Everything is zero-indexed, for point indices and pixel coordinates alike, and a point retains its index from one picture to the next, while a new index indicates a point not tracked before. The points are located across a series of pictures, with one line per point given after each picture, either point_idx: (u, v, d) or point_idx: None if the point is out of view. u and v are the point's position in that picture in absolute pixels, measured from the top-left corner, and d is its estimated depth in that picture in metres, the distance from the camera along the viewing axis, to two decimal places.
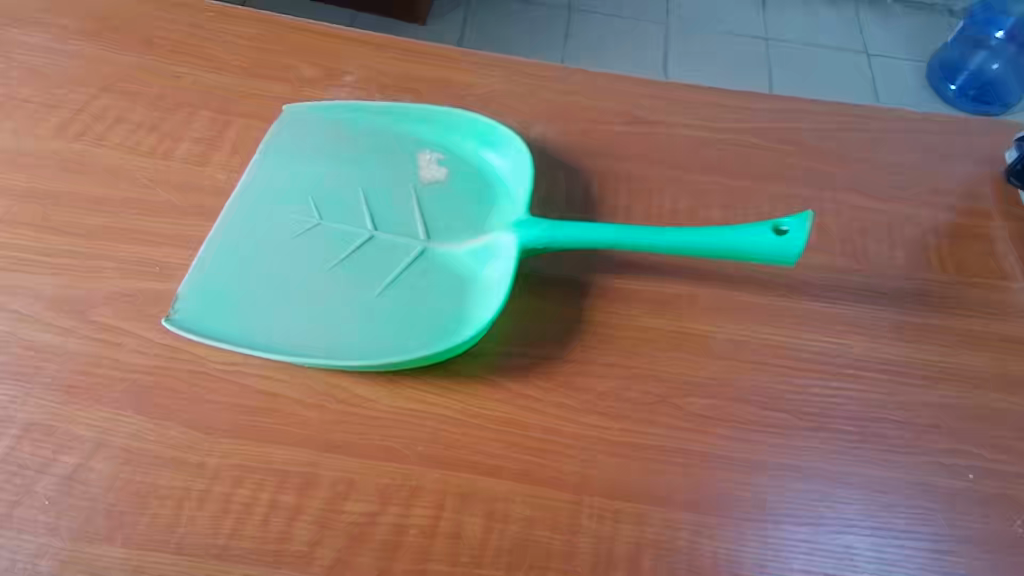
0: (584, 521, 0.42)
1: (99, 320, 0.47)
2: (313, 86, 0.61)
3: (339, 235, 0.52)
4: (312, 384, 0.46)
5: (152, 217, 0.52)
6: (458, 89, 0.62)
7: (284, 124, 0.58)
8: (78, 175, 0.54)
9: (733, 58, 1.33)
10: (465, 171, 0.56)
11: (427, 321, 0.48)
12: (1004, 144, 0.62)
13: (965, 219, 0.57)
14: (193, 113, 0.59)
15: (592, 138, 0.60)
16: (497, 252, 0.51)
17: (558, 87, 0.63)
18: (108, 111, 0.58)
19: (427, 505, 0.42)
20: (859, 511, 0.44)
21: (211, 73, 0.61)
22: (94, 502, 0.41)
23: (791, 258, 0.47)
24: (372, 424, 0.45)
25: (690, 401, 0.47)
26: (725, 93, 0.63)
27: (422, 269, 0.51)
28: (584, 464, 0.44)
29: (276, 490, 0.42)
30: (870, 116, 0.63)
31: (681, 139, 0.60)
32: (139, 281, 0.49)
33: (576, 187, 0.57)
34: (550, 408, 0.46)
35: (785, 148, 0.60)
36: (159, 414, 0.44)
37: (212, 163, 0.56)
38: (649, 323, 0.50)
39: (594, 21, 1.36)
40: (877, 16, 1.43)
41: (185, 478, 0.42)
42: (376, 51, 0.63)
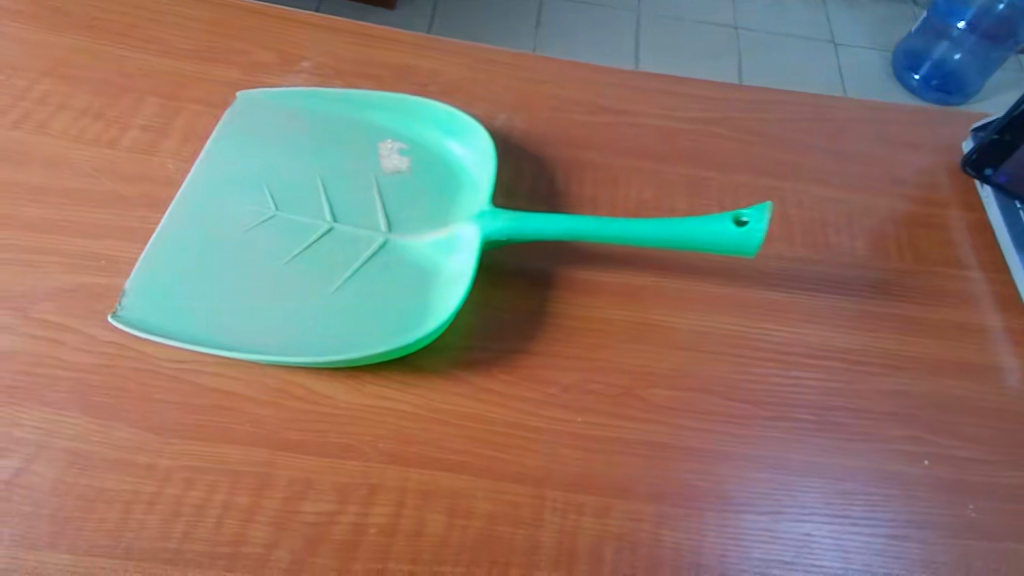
0: (546, 515, 0.42)
1: (41, 317, 0.46)
2: (268, 72, 0.59)
3: (297, 227, 0.51)
4: (268, 381, 0.45)
5: (98, 209, 0.50)
6: (419, 76, 0.61)
7: (238, 112, 0.56)
8: (18, 165, 0.52)
9: (704, 47, 1.33)
10: (428, 161, 0.55)
11: (389, 315, 0.47)
12: (961, 133, 0.63)
13: (924, 209, 0.58)
14: (141, 100, 0.57)
15: (556, 127, 0.59)
16: (460, 244, 0.50)
17: (521, 74, 0.62)
18: (50, 97, 0.56)
19: (387, 504, 0.41)
20: (817, 498, 0.44)
21: (161, 58, 0.59)
22: (37, 507, 0.40)
23: (751, 248, 0.47)
24: (330, 422, 0.44)
25: (653, 393, 0.47)
26: (688, 82, 0.63)
27: (383, 261, 0.50)
28: (547, 457, 0.44)
29: (229, 491, 0.41)
30: (832, 105, 0.63)
31: (644, 127, 0.60)
32: (82, 276, 0.47)
33: (540, 177, 0.56)
34: (512, 402, 0.45)
35: (747, 137, 0.60)
36: (105, 415, 0.43)
37: (162, 153, 0.54)
38: (612, 315, 0.50)
39: (565, 9, 1.34)
40: (843, 5, 1.44)
41: (133, 481, 0.41)
42: (333, 36, 0.62)
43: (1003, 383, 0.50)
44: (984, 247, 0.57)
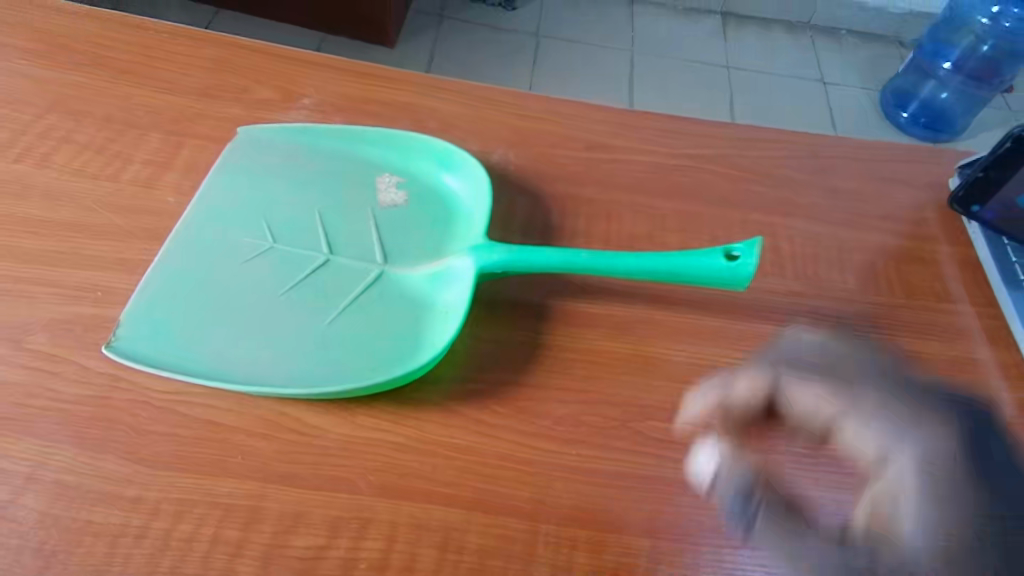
0: (540, 551, 0.41)
1: (34, 348, 0.46)
2: (269, 109, 0.60)
3: (294, 260, 0.51)
4: (261, 413, 0.45)
5: (96, 241, 0.51)
6: (416, 113, 0.62)
7: (239, 147, 0.57)
8: (19, 197, 0.53)
9: (696, 86, 1.36)
10: (425, 195, 0.56)
11: (385, 347, 0.48)
12: (948, 170, 0.64)
13: (913, 243, 0.59)
14: (143, 134, 0.58)
15: (551, 163, 0.60)
16: (453, 277, 0.51)
17: (515, 111, 0.63)
18: (54, 132, 0.57)
19: (378, 537, 0.41)
20: (812, 534, 0.44)
21: (165, 95, 0.60)
22: (24, 540, 0.39)
23: (742, 282, 0.47)
24: (322, 455, 0.43)
25: (647, 425, 0.47)
26: (679, 120, 0.65)
27: (379, 293, 0.50)
28: (540, 490, 0.43)
29: (219, 525, 0.40)
30: (822, 143, 0.65)
31: (636, 164, 0.61)
32: (79, 306, 0.48)
33: (534, 211, 0.57)
34: (505, 433, 0.45)
35: (738, 173, 0.61)
36: (94, 447, 0.42)
37: (162, 186, 0.55)
38: (605, 347, 0.50)
39: (561, 48, 1.38)
40: (832, 46, 1.49)
41: (121, 514, 0.40)
42: (334, 74, 0.63)
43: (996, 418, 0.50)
44: (974, 282, 0.57)
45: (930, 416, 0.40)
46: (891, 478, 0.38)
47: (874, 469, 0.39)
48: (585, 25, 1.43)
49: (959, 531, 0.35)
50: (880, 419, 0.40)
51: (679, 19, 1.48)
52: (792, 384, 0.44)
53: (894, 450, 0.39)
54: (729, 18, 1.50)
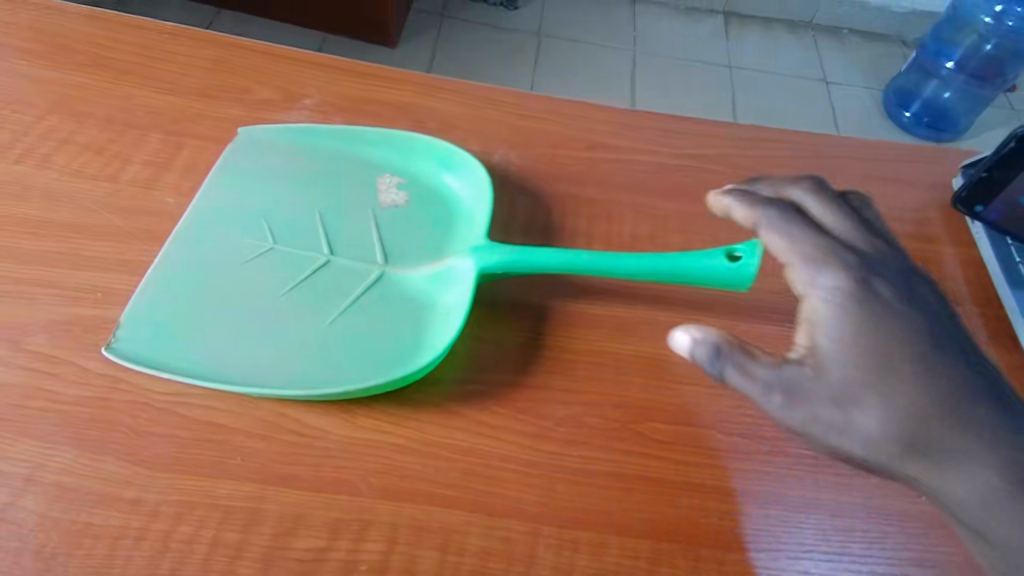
0: (541, 553, 0.41)
1: (34, 349, 0.45)
2: (269, 109, 0.60)
3: (295, 260, 0.51)
4: (261, 414, 0.45)
5: (96, 242, 0.51)
6: (417, 112, 0.62)
7: (239, 147, 0.57)
8: (19, 198, 0.53)
9: (698, 85, 1.36)
10: (426, 195, 0.56)
11: (386, 348, 0.47)
12: (951, 170, 0.64)
13: (916, 244, 0.59)
14: (143, 135, 0.58)
15: (552, 163, 0.60)
16: (454, 278, 0.51)
17: (516, 111, 0.63)
18: (54, 133, 0.57)
19: (378, 539, 0.41)
20: (814, 535, 0.44)
21: (165, 95, 0.60)
22: (23, 542, 0.39)
23: (744, 283, 0.47)
24: (322, 456, 0.43)
25: (649, 426, 0.46)
26: (681, 120, 0.64)
27: (380, 294, 0.50)
28: (541, 492, 0.43)
29: (219, 527, 0.40)
30: (824, 143, 0.64)
31: (638, 164, 0.61)
32: (79, 308, 0.47)
33: (535, 211, 0.57)
34: (506, 435, 0.45)
35: (741, 173, 0.61)
36: (94, 449, 0.42)
37: (162, 187, 0.55)
38: (607, 348, 0.50)
39: (562, 47, 1.38)
40: (834, 45, 1.48)
41: (120, 516, 0.40)
42: (334, 74, 0.63)
43: None
44: (977, 282, 0.57)
45: (838, 246, 0.44)
46: (807, 297, 0.42)
47: (799, 291, 0.43)
48: (587, 25, 1.43)
49: (864, 370, 0.40)
50: (795, 235, 0.44)
51: (681, 19, 1.48)
52: (765, 220, 0.45)
53: (816, 281, 0.43)
54: (731, 18, 1.50)
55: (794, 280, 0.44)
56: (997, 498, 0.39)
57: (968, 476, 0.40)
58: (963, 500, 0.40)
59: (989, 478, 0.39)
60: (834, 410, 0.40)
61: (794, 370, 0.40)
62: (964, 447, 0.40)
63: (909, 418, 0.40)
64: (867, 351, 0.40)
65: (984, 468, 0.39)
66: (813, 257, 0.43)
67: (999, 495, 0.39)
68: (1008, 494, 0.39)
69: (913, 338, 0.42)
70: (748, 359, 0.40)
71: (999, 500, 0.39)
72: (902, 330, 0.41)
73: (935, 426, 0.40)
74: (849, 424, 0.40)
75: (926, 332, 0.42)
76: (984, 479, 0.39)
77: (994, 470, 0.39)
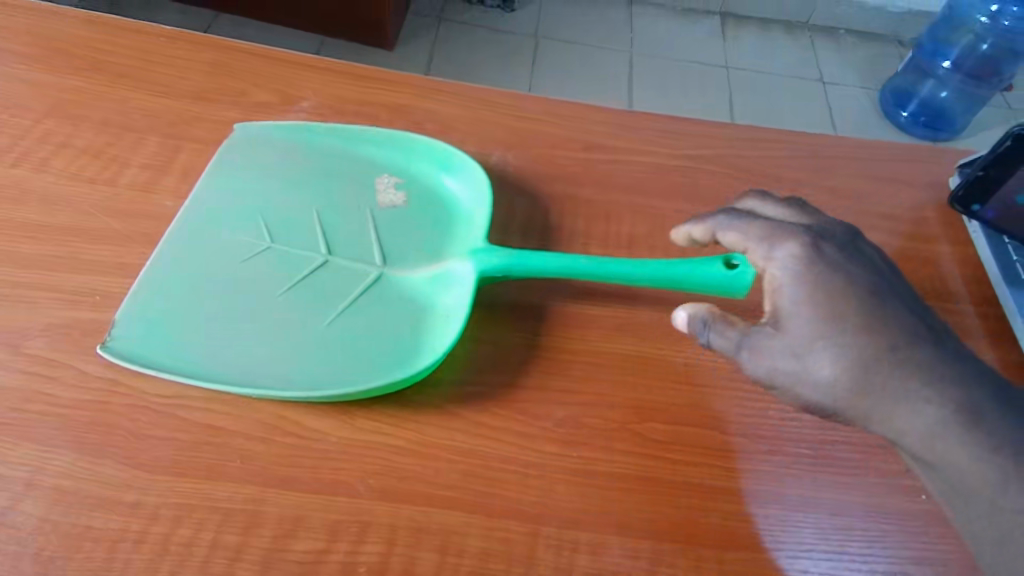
0: (541, 554, 0.41)
1: (32, 353, 0.45)
2: (267, 112, 0.60)
3: (293, 261, 0.51)
4: (260, 416, 0.45)
5: (95, 245, 0.51)
6: (415, 114, 0.62)
7: (237, 147, 0.57)
8: (17, 202, 0.53)
9: (695, 86, 1.36)
10: (424, 197, 0.56)
11: (384, 349, 0.47)
12: (947, 169, 0.64)
13: (913, 243, 0.59)
14: (141, 139, 0.58)
15: (549, 164, 0.60)
16: (453, 279, 0.51)
17: (513, 113, 0.63)
18: (52, 137, 0.57)
19: (378, 541, 0.41)
20: (814, 534, 0.44)
21: (163, 99, 0.60)
22: (22, 546, 0.39)
23: (740, 291, 0.47)
24: (321, 458, 0.43)
25: (648, 426, 0.47)
26: (678, 121, 0.65)
27: (378, 295, 0.50)
28: (541, 492, 0.43)
29: (218, 529, 0.40)
30: (821, 143, 0.64)
31: (635, 165, 0.61)
32: (77, 311, 0.47)
33: (533, 213, 0.57)
34: (505, 436, 0.45)
35: (738, 173, 0.61)
36: (92, 452, 0.42)
37: (160, 190, 0.55)
38: (605, 348, 0.50)
39: (559, 49, 1.38)
40: (831, 45, 1.48)
41: (120, 519, 0.40)
42: (332, 77, 0.63)
43: None
44: (974, 281, 0.57)
45: (794, 224, 0.44)
46: (766, 269, 0.42)
47: (758, 267, 0.43)
48: (584, 27, 1.43)
49: (815, 323, 0.39)
50: (752, 225, 0.44)
51: (678, 20, 1.48)
52: (720, 225, 0.46)
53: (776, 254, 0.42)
54: (727, 19, 1.50)
55: (753, 264, 0.43)
56: (941, 431, 0.37)
57: (916, 412, 0.37)
58: (915, 439, 0.38)
59: (940, 414, 0.37)
60: (793, 359, 0.40)
61: (758, 333, 0.41)
62: (914, 384, 0.37)
63: (873, 362, 0.38)
64: (835, 315, 0.39)
65: (935, 405, 0.37)
66: (766, 236, 0.43)
67: (946, 430, 0.37)
68: (960, 431, 0.36)
69: (857, 282, 0.40)
70: (722, 325, 0.43)
71: (953, 438, 0.36)
72: (849, 279, 0.40)
73: (891, 370, 0.38)
74: (810, 375, 0.39)
75: (869, 279, 0.41)
76: (934, 416, 0.37)
77: (947, 409, 0.37)
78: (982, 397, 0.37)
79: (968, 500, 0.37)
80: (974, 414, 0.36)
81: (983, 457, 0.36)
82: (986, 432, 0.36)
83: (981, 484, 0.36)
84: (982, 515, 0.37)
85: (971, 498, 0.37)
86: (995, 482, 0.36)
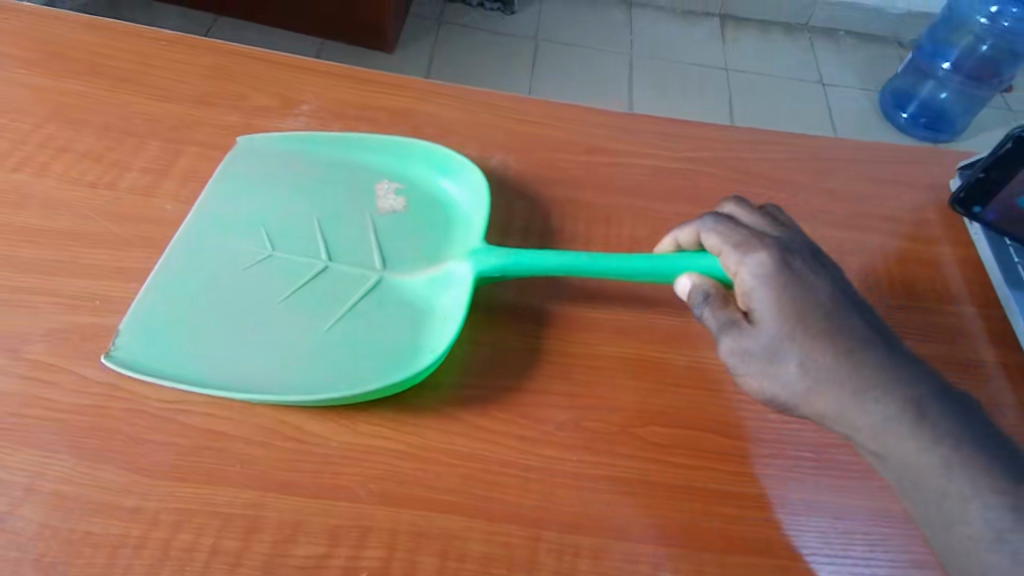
0: (542, 558, 0.41)
1: (33, 358, 0.45)
2: (267, 115, 0.60)
3: (291, 267, 0.51)
4: (260, 421, 0.45)
5: (95, 250, 0.51)
6: (415, 118, 0.62)
7: (239, 155, 0.57)
8: (17, 207, 0.53)
9: (694, 88, 1.36)
10: (424, 201, 0.56)
11: (384, 354, 0.47)
12: (947, 172, 0.64)
13: (914, 245, 0.59)
14: (141, 143, 0.58)
15: (549, 167, 0.60)
16: (452, 282, 0.51)
17: (513, 115, 0.63)
18: (52, 141, 0.57)
19: (379, 545, 0.41)
20: (816, 538, 0.43)
21: (163, 103, 0.60)
22: (23, 552, 0.39)
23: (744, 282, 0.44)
24: (322, 463, 0.43)
25: (649, 430, 0.46)
26: (678, 123, 0.64)
27: (377, 300, 0.50)
28: (541, 496, 0.43)
29: (218, 534, 0.40)
30: (821, 145, 0.64)
31: (635, 167, 0.61)
32: (77, 316, 0.47)
33: (533, 216, 0.57)
34: (505, 439, 0.45)
35: (738, 175, 0.61)
36: (93, 457, 0.42)
37: (160, 195, 0.55)
38: (606, 352, 0.50)
39: (559, 51, 1.38)
40: (830, 47, 1.49)
41: (120, 524, 0.40)
42: (331, 81, 0.63)
43: (998, 419, 0.50)
44: (975, 283, 0.57)
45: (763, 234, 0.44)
46: (738, 274, 0.42)
47: (732, 272, 0.43)
48: (584, 29, 1.43)
49: (781, 324, 0.39)
50: (727, 232, 0.44)
51: (678, 22, 1.48)
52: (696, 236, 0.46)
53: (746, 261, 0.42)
54: (727, 20, 1.50)
55: (728, 268, 0.43)
56: (892, 427, 0.36)
57: (867, 409, 0.37)
58: (868, 437, 0.37)
59: (890, 411, 0.36)
60: (760, 357, 0.40)
61: (742, 322, 0.41)
62: (867, 382, 0.37)
63: (830, 360, 0.38)
64: (797, 316, 0.39)
65: (885, 403, 0.37)
66: (740, 242, 0.43)
67: (896, 425, 0.36)
68: (909, 425, 0.36)
69: (819, 291, 0.40)
70: (718, 304, 0.42)
71: (904, 432, 0.36)
72: (810, 288, 0.40)
73: (849, 369, 0.38)
74: (777, 373, 0.40)
75: (831, 289, 0.41)
76: (885, 411, 0.37)
77: (897, 405, 0.37)
78: (929, 394, 0.37)
79: (922, 497, 0.36)
80: (920, 408, 0.36)
81: (930, 449, 0.35)
82: (932, 425, 0.36)
83: (930, 475, 0.36)
84: (930, 508, 0.36)
85: (921, 490, 0.36)
86: (943, 473, 0.35)
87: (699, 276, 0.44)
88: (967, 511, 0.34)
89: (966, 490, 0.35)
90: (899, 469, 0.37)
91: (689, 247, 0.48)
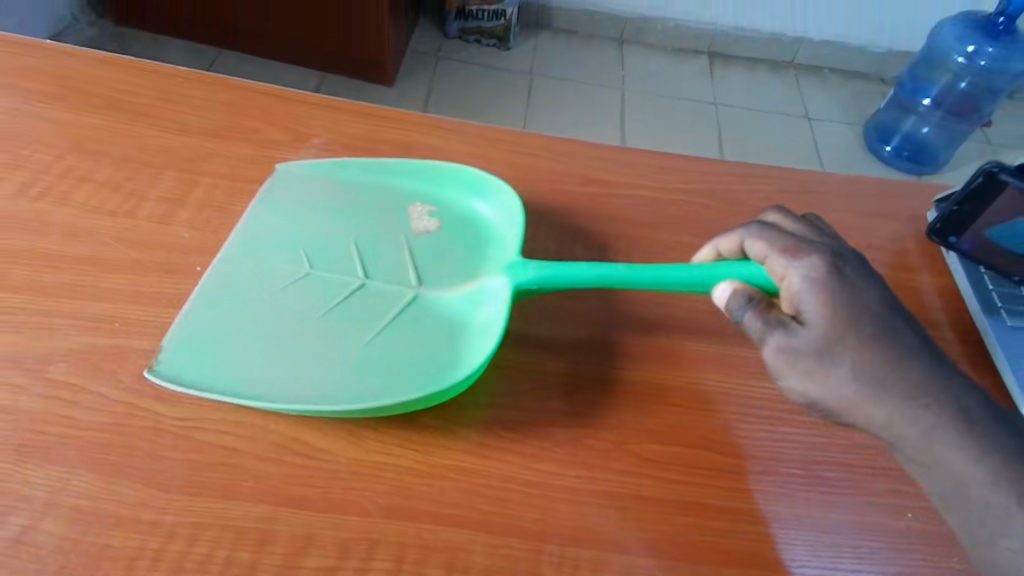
0: (544, 570, 0.43)
1: (53, 378, 0.47)
2: (280, 148, 0.63)
3: (331, 284, 0.53)
4: (274, 438, 0.47)
5: (114, 275, 0.53)
6: (421, 150, 0.65)
7: (277, 180, 0.60)
8: (39, 233, 0.55)
9: (684, 122, 1.41)
10: (456, 222, 0.59)
11: (422, 365, 0.50)
12: (925, 204, 0.68)
13: (895, 273, 0.62)
14: (159, 174, 0.60)
15: (549, 197, 0.63)
16: (488, 296, 0.54)
17: (514, 149, 0.66)
18: (73, 171, 0.60)
19: (388, 557, 0.42)
20: (805, 551, 0.45)
21: (180, 136, 0.63)
22: (43, 564, 0.40)
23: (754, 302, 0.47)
24: (333, 479, 0.45)
25: (644, 447, 0.49)
26: (670, 156, 0.68)
27: (415, 315, 0.53)
28: (542, 510, 0.45)
29: (232, 547, 0.42)
30: (806, 178, 0.68)
31: (629, 198, 0.64)
32: (96, 337, 0.50)
33: (535, 243, 0.60)
34: (507, 455, 0.47)
35: (728, 206, 0.64)
36: (112, 473, 0.44)
37: (177, 222, 0.57)
38: (603, 372, 0.52)
39: (553, 86, 1.43)
40: (816, 83, 1.54)
41: (137, 537, 0.42)
42: (341, 116, 0.67)
43: None
44: (953, 309, 0.60)
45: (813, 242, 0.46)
46: (785, 278, 0.45)
47: (779, 276, 0.45)
48: (577, 65, 1.49)
49: (830, 329, 0.41)
50: (776, 238, 0.46)
51: (668, 59, 1.54)
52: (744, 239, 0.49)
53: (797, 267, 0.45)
54: (715, 58, 1.56)
55: (773, 273, 0.46)
56: (939, 436, 0.38)
57: (914, 418, 0.39)
58: (914, 445, 0.39)
59: (937, 420, 0.38)
60: (806, 361, 0.42)
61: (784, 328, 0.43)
62: (914, 391, 0.39)
63: (877, 370, 0.40)
64: (847, 322, 0.41)
65: (932, 411, 0.38)
66: (788, 249, 0.45)
67: (942, 434, 0.38)
68: (955, 434, 0.38)
69: (867, 299, 0.43)
70: (761, 309, 0.44)
71: (950, 441, 0.38)
72: (859, 296, 0.43)
73: (895, 378, 0.40)
74: (824, 377, 0.41)
75: (880, 299, 0.43)
76: (932, 420, 0.38)
77: (943, 415, 0.38)
78: (975, 407, 0.38)
79: (965, 505, 0.37)
80: (967, 418, 0.38)
81: (977, 459, 0.37)
82: (979, 436, 0.37)
83: (974, 486, 0.37)
84: (973, 518, 0.37)
85: (965, 501, 0.37)
86: (988, 483, 0.36)
87: (739, 283, 0.46)
88: (1012, 524, 0.35)
89: (1009, 501, 0.36)
90: (941, 478, 0.38)
91: (729, 254, 0.50)
